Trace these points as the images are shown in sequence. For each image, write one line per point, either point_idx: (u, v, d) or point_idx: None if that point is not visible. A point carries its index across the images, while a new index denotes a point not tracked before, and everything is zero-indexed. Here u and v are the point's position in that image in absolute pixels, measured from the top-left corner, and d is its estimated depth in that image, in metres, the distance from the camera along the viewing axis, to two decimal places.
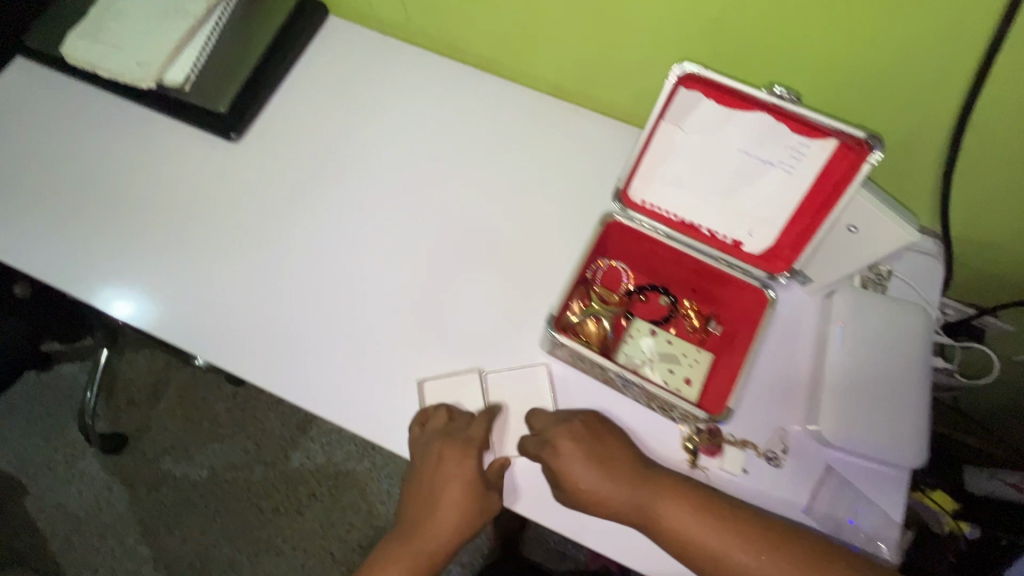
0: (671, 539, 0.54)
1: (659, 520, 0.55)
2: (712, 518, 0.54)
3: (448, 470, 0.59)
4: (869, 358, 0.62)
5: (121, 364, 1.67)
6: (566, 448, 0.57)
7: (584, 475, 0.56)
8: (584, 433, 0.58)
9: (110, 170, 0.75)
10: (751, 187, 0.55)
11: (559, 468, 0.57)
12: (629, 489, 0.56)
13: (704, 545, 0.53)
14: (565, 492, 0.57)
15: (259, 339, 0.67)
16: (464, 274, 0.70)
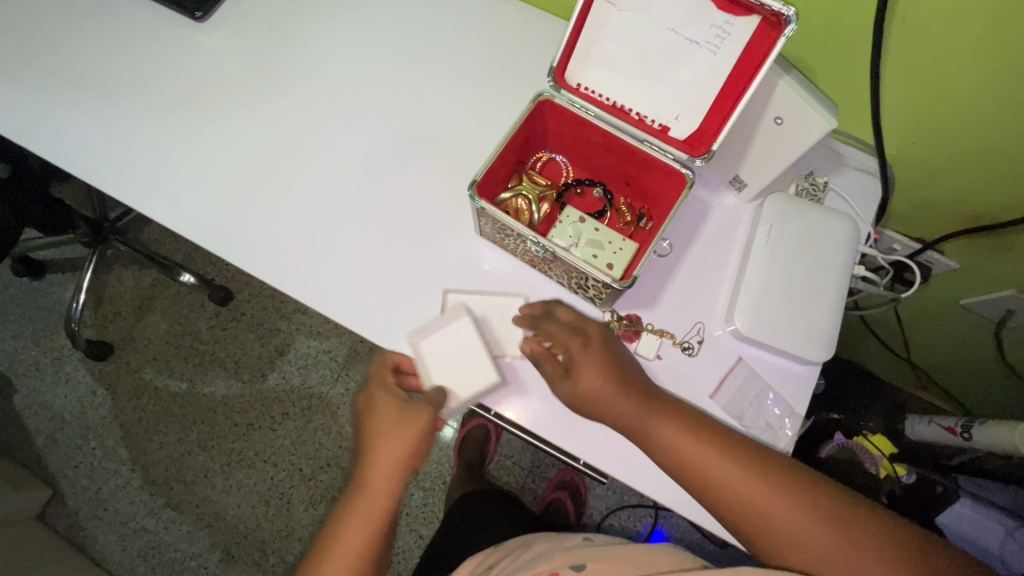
0: (666, 449, 0.56)
1: (659, 430, 0.57)
2: (712, 440, 0.56)
3: (388, 420, 0.62)
4: (791, 255, 0.64)
5: (109, 279, 1.61)
6: (586, 355, 0.60)
7: (598, 377, 0.58)
8: (607, 348, 0.61)
9: (104, 47, 0.79)
10: (680, 72, 0.56)
11: (581, 371, 0.59)
12: (633, 400, 0.58)
13: (695, 460, 0.55)
14: (574, 392, 0.59)
15: (218, 206, 0.72)
16: (418, 162, 0.73)
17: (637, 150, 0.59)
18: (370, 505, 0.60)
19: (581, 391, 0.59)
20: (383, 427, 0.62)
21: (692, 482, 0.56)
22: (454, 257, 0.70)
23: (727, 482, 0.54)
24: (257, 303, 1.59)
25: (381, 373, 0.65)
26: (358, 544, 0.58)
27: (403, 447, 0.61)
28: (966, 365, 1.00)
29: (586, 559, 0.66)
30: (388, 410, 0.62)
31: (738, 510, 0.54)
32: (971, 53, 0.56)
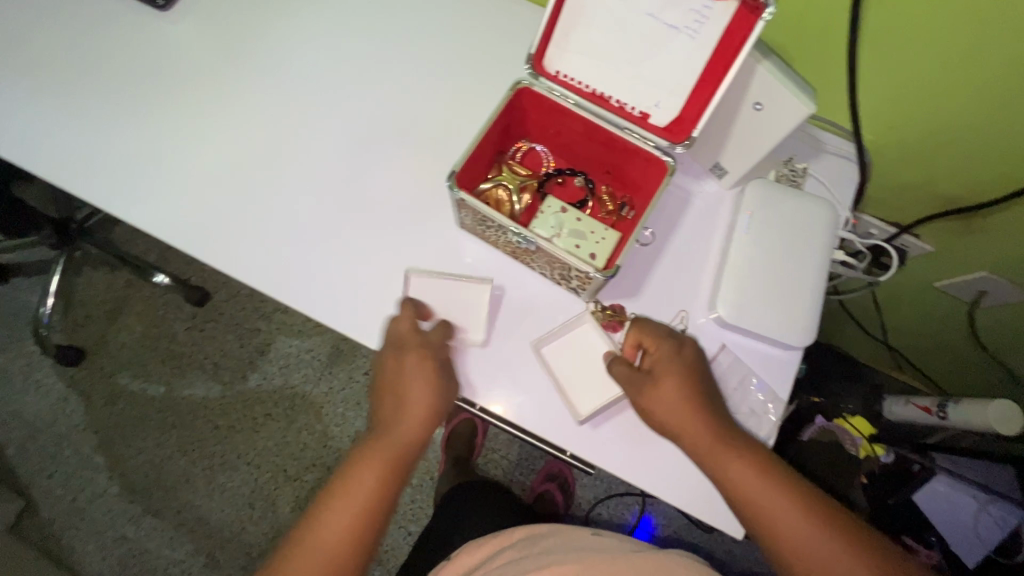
0: (733, 483, 0.56)
1: (729, 465, 0.56)
2: (785, 485, 0.56)
3: (410, 379, 0.60)
4: (772, 241, 0.64)
5: (78, 281, 1.56)
6: (668, 373, 0.59)
7: (671, 403, 0.58)
8: (689, 370, 0.60)
9: (61, 38, 0.75)
10: (659, 57, 0.56)
11: (655, 388, 0.58)
12: (707, 429, 0.57)
13: (763, 501, 0.55)
14: (645, 404, 0.59)
15: (189, 202, 0.70)
16: (395, 153, 0.71)
17: (618, 138, 0.59)
18: (386, 453, 0.61)
19: (651, 403, 0.58)
20: (405, 383, 0.61)
21: (754, 519, 0.56)
22: (434, 250, 0.68)
23: (793, 527, 0.54)
24: (236, 303, 1.56)
25: (404, 326, 0.62)
26: (369, 487, 0.60)
27: (423, 407, 0.61)
28: (940, 346, 1.02)
29: (592, 565, 0.65)
30: (411, 368, 0.60)
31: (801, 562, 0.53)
32: (943, 38, 0.56)
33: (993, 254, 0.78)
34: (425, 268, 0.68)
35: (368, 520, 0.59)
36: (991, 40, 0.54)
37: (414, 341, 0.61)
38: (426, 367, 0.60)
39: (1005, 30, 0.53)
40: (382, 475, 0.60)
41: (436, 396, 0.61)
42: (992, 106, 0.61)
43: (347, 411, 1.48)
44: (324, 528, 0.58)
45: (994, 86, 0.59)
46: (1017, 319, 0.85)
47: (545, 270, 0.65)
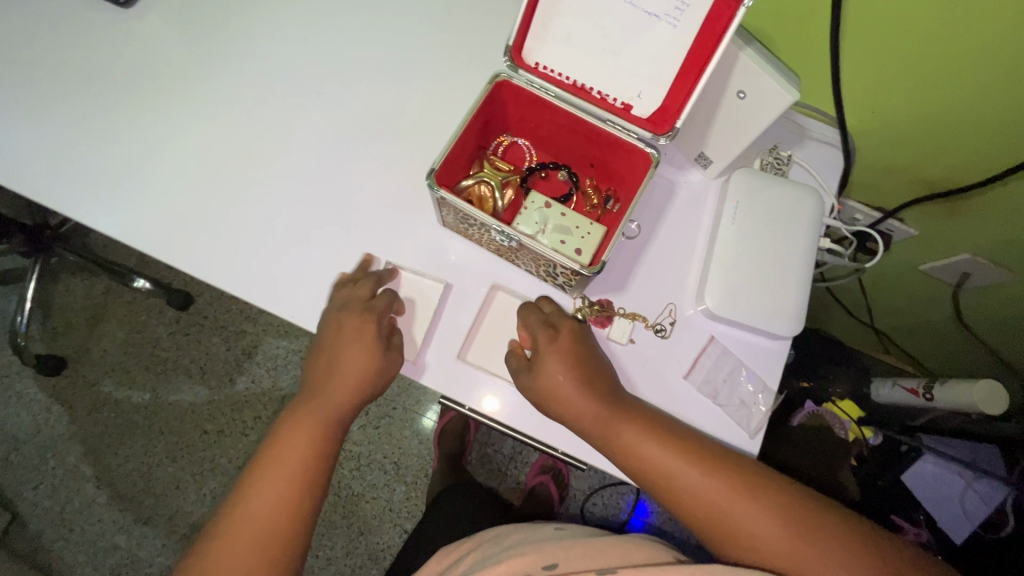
0: (627, 455, 0.56)
1: (619, 437, 0.56)
2: (674, 446, 0.56)
3: (348, 341, 0.59)
4: (758, 231, 0.64)
5: (56, 289, 1.52)
6: (555, 353, 0.58)
7: (564, 379, 0.57)
8: (576, 342, 0.59)
9: (20, 38, 0.72)
10: (640, 47, 0.54)
11: (546, 368, 0.57)
12: (599, 403, 0.57)
13: (656, 464, 0.56)
14: (540, 386, 0.58)
15: (162, 207, 0.67)
16: (375, 149, 0.69)
17: (600, 130, 0.58)
18: (318, 416, 0.59)
19: (546, 385, 0.57)
20: (344, 347, 0.59)
21: (652, 483, 0.57)
22: (417, 249, 0.67)
23: (687, 482, 0.55)
24: (220, 306, 1.53)
25: (357, 293, 0.61)
26: (302, 452, 0.58)
27: (360, 368, 0.59)
28: (927, 328, 1.03)
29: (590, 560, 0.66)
30: (353, 331, 0.59)
31: (701, 512, 0.55)
32: (926, 25, 0.56)
33: (976, 237, 0.78)
34: (408, 266, 0.67)
35: (303, 486, 0.57)
36: (972, 26, 0.54)
37: (359, 304, 0.60)
38: (367, 331, 0.59)
39: (986, 16, 0.52)
40: (315, 439, 0.59)
41: (378, 360, 0.59)
42: (974, 91, 0.60)
43: None
44: (255, 497, 0.56)
45: (978, 73, 0.58)
46: (1001, 300, 0.85)
47: (530, 267, 0.64)
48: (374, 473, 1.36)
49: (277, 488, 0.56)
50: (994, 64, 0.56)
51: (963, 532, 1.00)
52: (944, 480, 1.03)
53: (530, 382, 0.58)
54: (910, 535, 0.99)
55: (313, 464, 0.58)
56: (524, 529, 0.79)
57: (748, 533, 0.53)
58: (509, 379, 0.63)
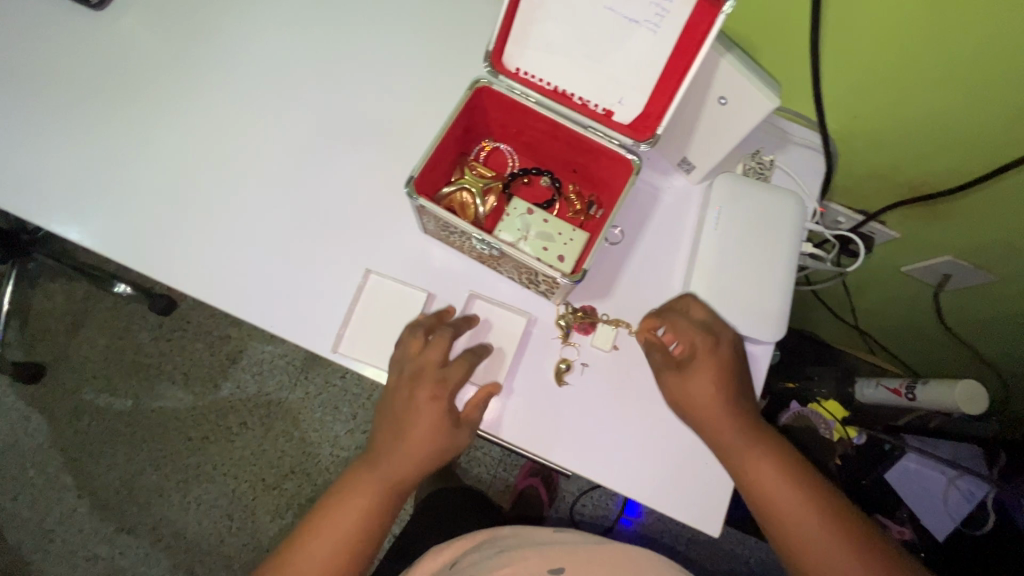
0: (750, 472, 0.57)
1: (752, 457, 0.57)
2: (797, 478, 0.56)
3: (418, 422, 0.57)
4: (739, 237, 0.64)
5: (34, 294, 1.48)
6: (706, 366, 0.57)
7: (708, 390, 0.57)
8: (724, 364, 0.58)
9: None
10: (621, 52, 0.54)
11: (690, 380, 0.57)
12: (734, 421, 0.57)
13: (772, 492, 0.56)
14: (680, 394, 0.58)
15: (137, 215, 0.66)
16: (355, 154, 0.68)
17: (581, 137, 0.57)
18: (385, 479, 0.59)
19: (683, 391, 0.58)
20: (416, 425, 0.57)
21: (761, 504, 0.57)
22: (398, 255, 0.66)
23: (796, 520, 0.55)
24: (204, 311, 1.50)
25: (429, 356, 0.57)
26: (362, 509, 0.59)
27: (427, 450, 0.57)
28: (910, 328, 1.04)
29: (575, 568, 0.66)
30: (427, 413, 0.57)
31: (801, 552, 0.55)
32: (906, 30, 0.56)
33: (957, 239, 0.79)
34: (390, 274, 0.65)
35: (358, 547, 0.58)
36: (951, 32, 0.54)
37: (432, 375, 0.57)
38: (437, 407, 0.57)
39: (963, 22, 0.53)
40: (374, 502, 0.59)
41: (443, 438, 0.57)
42: (954, 96, 0.60)
43: (325, 416, 1.45)
44: (315, 542, 0.58)
45: (956, 78, 0.58)
46: (982, 301, 0.86)
47: (513, 274, 0.63)
48: None
49: (336, 536, 0.58)
50: (973, 70, 0.57)
51: (946, 529, 1.02)
52: (922, 477, 1.04)
53: (674, 384, 0.58)
54: (895, 532, 1.04)
55: (368, 528, 0.58)
56: (523, 530, 0.80)
57: None
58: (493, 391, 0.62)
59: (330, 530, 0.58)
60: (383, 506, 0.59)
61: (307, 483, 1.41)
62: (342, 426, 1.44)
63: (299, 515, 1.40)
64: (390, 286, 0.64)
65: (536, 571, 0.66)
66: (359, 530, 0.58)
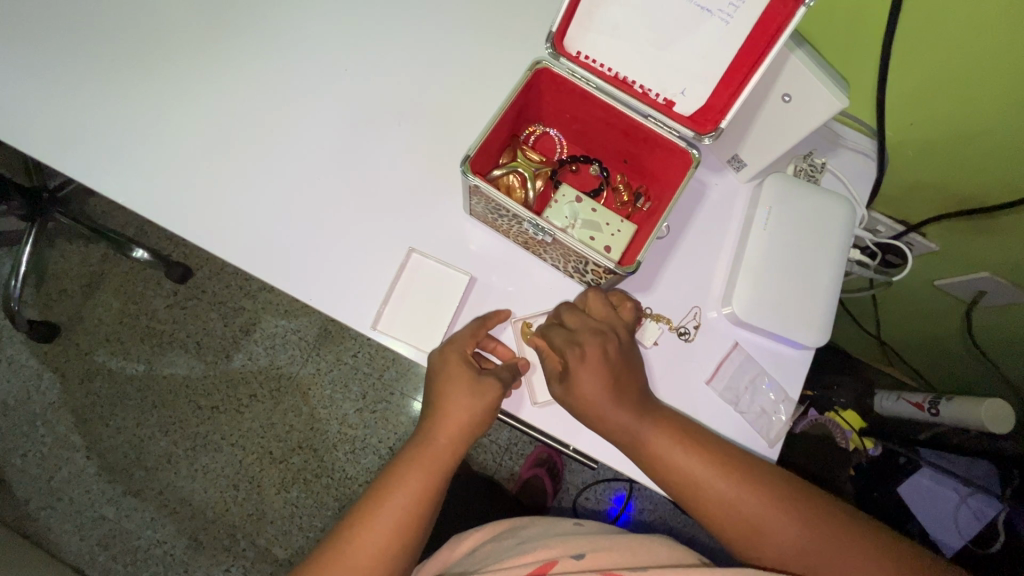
0: (656, 463, 0.57)
1: (670, 458, 0.56)
2: (715, 458, 0.56)
3: (453, 381, 0.58)
4: (787, 238, 0.63)
5: (51, 253, 1.48)
6: (586, 361, 0.56)
7: (591, 387, 0.55)
8: (609, 363, 0.56)
9: None
10: (689, 41, 0.52)
11: (570, 379, 0.56)
12: (624, 413, 0.56)
13: (700, 481, 0.56)
14: (573, 398, 0.57)
15: (176, 177, 0.65)
16: (399, 129, 0.67)
17: (640, 125, 0.56)
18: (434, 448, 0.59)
19: (569, 389, 0.57)
20: (453, 389, 0.58)
21: (671, 485, 0.57)
22: (439, 236, 0.65)
23: (724, 495, 0.56)
24: (220, 281, 1.49)
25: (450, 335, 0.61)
26: (407, 502, 0.57)
27: (468, 411, 0.58)
28: (936, 345, 1.03)
29: (585, 551, 0.67)
30: (461, 375, 0.58)
31: (739, 530, 0.56)
32: (974, 40, 0.55)
33: (998, 256, 0.77)
34: (434, 254, 0.65)
35: (404, 538, 0.56)
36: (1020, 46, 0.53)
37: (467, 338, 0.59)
38: (464, 369, 0.58)
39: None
40: (427, 482, 0.58)
41: (480, 398, 0.58)
42: (1014, 113, 0.59)
43: (335, 394, 1.45)
44: (365, 535, 0.55)
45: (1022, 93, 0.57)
46: (1014, 321, 0.85)
47: (557, 262, 0.62)
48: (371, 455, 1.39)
49: (392, 521, 0.56)
50: None
51: (953, 543, 1.02)
52: (938, 494, 1.05)
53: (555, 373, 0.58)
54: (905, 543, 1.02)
55: (419, 508, 0.57)
56: (543, 522, 0.80)
57: (762, 532, 0.55)
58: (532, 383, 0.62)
59: (382, 521, 0.56)
60: (433, 487, 0.58)
61: (314, 459, 1.41)
62: (351, 405, 1.44)
63: (303, 490, 1.40)
64: (436, 264, 0.64)
65: (557, 554, 0.67)
66: (411, 512, 0.57)
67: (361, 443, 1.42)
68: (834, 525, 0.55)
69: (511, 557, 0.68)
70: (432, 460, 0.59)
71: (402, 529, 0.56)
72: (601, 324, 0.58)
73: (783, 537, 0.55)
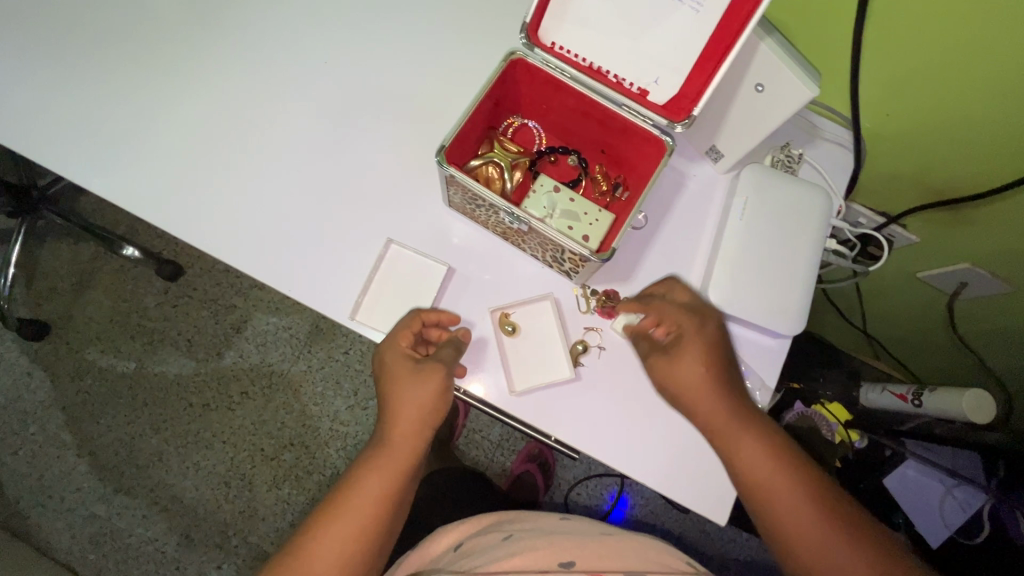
0: (739, 459, 0.55)
1: (740, 442, 0.55)
2: (798, 472, 0.54)
3: (398, 379, 0.58)
4: (764, 227, 0.63)
5: (41, 252, 1.48)
6: (693, 347, 0.56)
7: (694, 370, 0.55)
8: (711, 345, 0.56)
9: None
10: (661, 31, 0.53)
11: (676, 360, 0.55)
12: (724, 403, 0.55)
13: (766, 476, 0.54)
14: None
15: (157, 169, 0.66)
16: (380, 122, 0.68)
17: (615, 115, 0.57)
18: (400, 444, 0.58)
19: (670, 371, 0.56)
20: (398, 383, 0.58)
21: (750, 489, 0.55)
22: (419, 227, 0.66)
23: (799, 515, 0.52)
24: (210, 279, 1.49)
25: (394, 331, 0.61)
26: (374, 502, 0.57)
27: (418, 405, 0.58)
28: (920, 337, 1.03)
29: (574, 559, 0.66)
30: (400, 369, 0.58)
31: (794, 540, 0.52)
32: (943, 29, 0.55)
33: (978, 247, 0.78)
34: (413, 246, 0.65)
35: (366, 538, 0.56)
36: (987, 34, 0.53)
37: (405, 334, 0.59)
38: (405, 362, 0.59)
39: (1000, 23, 0.52)
40: (392, 479, 0.58)
41: (423, 389, 0.58)
42: (986, 101, 0.60)
43: (326, 391, 1.45)
44: (325, 536, 0.55)
45: (993, 81, 0.57)
46: (995, 311, 0.86)
47: (536, 252, 0.63)
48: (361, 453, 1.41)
49: (359, 515, 0.56)
50: (1002, 74, 0.56)
51: (940, 536, 1.03)
52: (923, 487, 1.05)
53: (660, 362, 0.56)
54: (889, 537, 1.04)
55: (380, 509, 0.57)
56: (530, 517, 0.81)
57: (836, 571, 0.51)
58: (506, 372, 0.62)
59: (344, 521, 0.56)
60: (395, 486, 0.58)
61: (305, 456, 1.42)
62: (342, 402, 1.44)
63: (294, 487, 1.40)
64: (413, 255, 0.64)
65: (546, 563, 0.66)
66: (378, 508, 0.57)
67: (352, 439, 1.42)
68: None
69: (496, 560, 0.67)
70: (392, 458, 0.58)
71: (363, 530, 0.56)
72: (692, 305, 0.59)
73: None
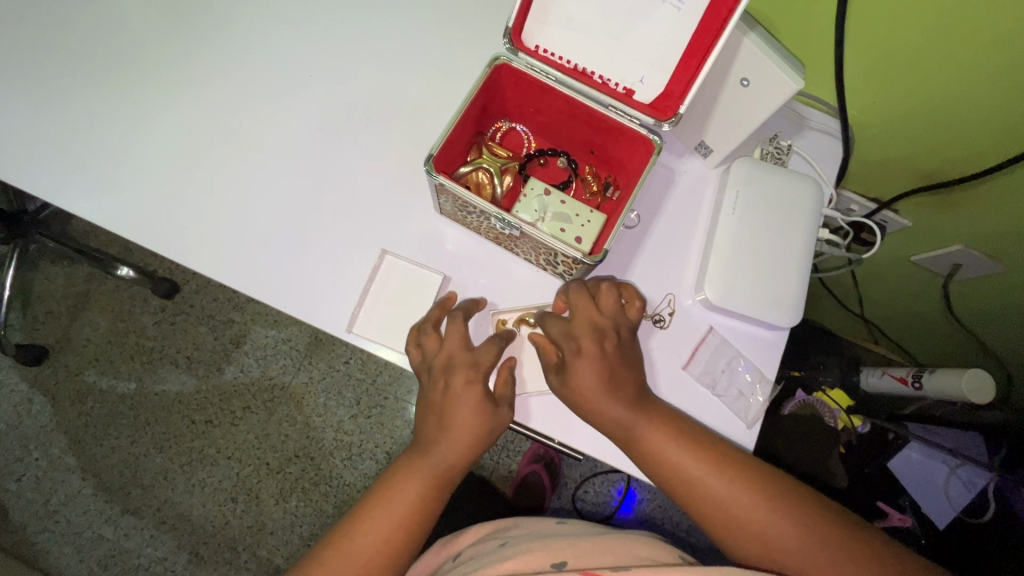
0: (650, 449, 0.57)
1: (650, 433, 0.57)
2: (707, 447, 0.57)
3: (461, 401, 0.57)
4: (756, 219, 0.63)
5: (35, 276, 1.47)
6: (585, 355, 0.56)
7: (590, 377, 0.56)
8: (608, 352, 0.57)
9: None
10: (645, 28, 0.53)
11: (573, 371, 0.56)
12: (619, 403, 0.56)
13: (716, 491, 0.55)
14: (566, 391, 0.57)
15: (147, 189, 0.65)
16: (369, 133, 0.68)
17: (602, 116, 0.57)
18: (425, 470, 0.58)
19: (571, 385, 0.57)
20: (459, 406, 0.58)
21: (664, 473, 0.57)
22: (413, 237, 0.66)
23: (712, 486, 0.55)
24: (207, 295, 1.49)
25: (453, 345, 0.58)
26: (388, 527, 0.56)
27: (473, 433, 0.58)
28: (918, 319, 1.04)
29: (565, 557, 0.66)
30: (470, 394, 0.57)
31: (719, 508, 0.55)
32: (926, 13, 0.55)
33: (968, 228, 0.78)
34: (407, 256, 0.65)
35: (382, 563, 0.56)
36: (971, 16, 0.53)
37: (463, 360, 0.58)
38: (474, 391, 0.57)
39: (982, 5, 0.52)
40: (408, 514, 0.57)
41: (486, 423, 0.58)
42: (973, 84, 0.60)
43: (329, 401, 1.45)
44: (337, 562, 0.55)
45: (976, 64, 0.57)
46: (990, 292, 0.86)
47: (529, 255, 0.63)
48: (367, 462, 1.41)
49: (378, 539, 0.56)
50: (985, 56, 0.56)
51: (946, 515, 1.03)
52: (930, 468, 1.06)
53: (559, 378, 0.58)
54: (895, 520, 1.04)
55: (397, 536, 0.56)
56: (530, 522, 0.80)
57: (756, 526, 0.54)
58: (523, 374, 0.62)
59: (357, 544, 0.56)
60: (416, 510, 0.58)
61: (311, 468, 1.41)
62: (346, 411, 1.44)
63: (302, 498, 1.40)
64: (407, 265, 0.64)
65: (539, 561, 0.66)
66: (403, 529, 0.57)
67: (357, 449, 1.42)
68: (830, 521, 0.54)
69: (493, 561, 0.68)
70: (416, 484, 0.58)
71: (380, 557, 0.56)
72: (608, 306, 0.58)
73: (773, 530, 0.54)
